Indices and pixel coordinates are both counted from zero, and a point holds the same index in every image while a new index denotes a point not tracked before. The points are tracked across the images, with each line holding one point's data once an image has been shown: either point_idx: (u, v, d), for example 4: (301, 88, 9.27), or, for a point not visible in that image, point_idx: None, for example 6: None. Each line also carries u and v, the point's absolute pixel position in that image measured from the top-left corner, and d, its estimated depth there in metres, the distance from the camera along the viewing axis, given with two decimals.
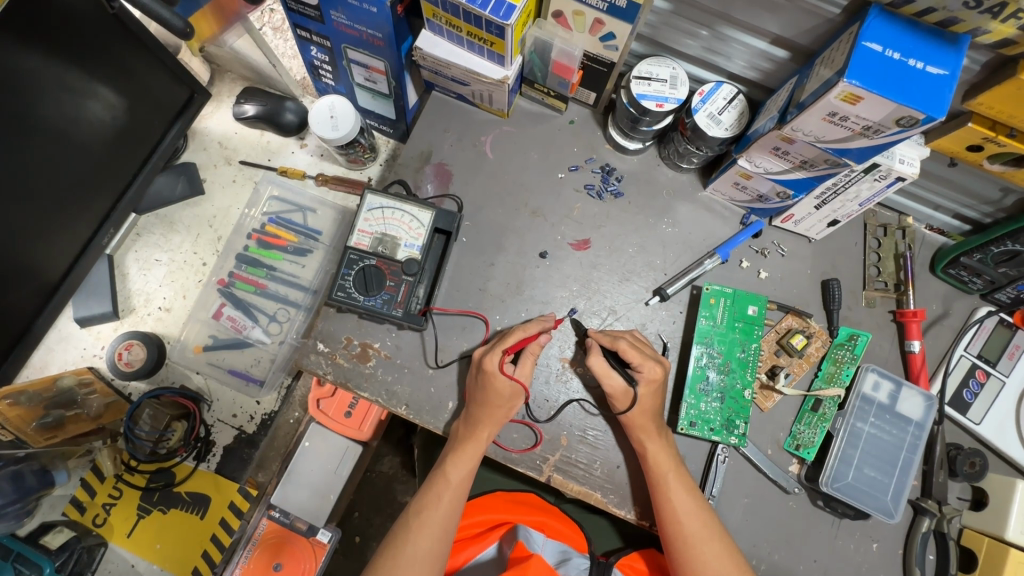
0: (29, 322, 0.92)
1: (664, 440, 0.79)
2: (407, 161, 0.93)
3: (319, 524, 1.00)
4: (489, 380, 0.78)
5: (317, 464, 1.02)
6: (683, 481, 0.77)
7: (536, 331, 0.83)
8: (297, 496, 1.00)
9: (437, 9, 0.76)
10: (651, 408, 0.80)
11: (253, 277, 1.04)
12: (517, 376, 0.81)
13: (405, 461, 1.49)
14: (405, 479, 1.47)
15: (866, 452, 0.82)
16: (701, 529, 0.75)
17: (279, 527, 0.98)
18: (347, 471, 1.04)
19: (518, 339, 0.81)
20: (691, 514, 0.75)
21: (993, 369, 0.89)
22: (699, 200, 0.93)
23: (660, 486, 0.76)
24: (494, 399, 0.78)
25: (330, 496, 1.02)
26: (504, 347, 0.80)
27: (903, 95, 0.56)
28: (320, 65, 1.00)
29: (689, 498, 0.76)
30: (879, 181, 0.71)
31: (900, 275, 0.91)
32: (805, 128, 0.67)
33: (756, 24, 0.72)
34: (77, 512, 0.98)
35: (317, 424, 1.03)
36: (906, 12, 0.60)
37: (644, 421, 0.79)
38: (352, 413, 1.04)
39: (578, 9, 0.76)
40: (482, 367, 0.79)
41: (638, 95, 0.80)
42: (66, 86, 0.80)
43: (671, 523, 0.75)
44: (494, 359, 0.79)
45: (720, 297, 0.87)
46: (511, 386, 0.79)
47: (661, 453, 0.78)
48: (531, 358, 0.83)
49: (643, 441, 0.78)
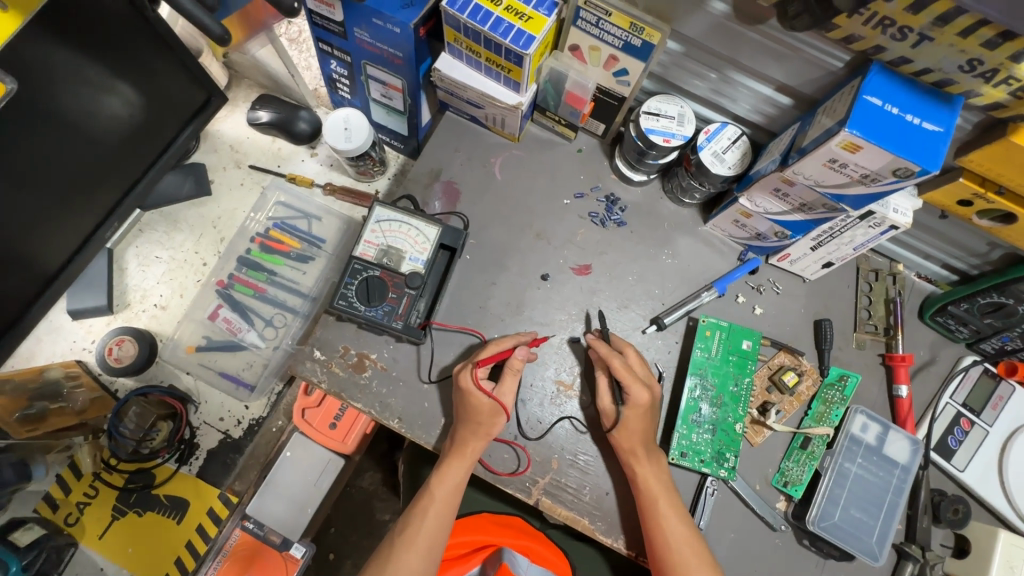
0: (22, 311, 0.90)
1: (656, 462, 0.79)
2: (417, 177, 0.95)
3: (293, 538, 1.02)
4: (467, 397, 0.77)
5: (297, 475, 1.05)
6: (675, 507, 0.77)
7: (511, 346, 0.82)
8: (274, 507, 1.03)
9: (459, 33, 0.80)
10: (641, 429, 0.80)
11: (252, 280, 1.05)
12: (496, 394, 0.79)
13: (385, 479, 1.62)
14: (385, 497, 1.60)
15: (852, 492, 0.83)
16: (692, 555, 0.75)
17: (253, 539, 0.99)
18: (326, 485, 1.08)
19: (491, 353, 0.80)
20: (684, 540, 0.76)
21: (977, 418, 0.90)
22: (700, 234, 0.96)
23: (651, 509, 0.76)
24: (474, 415, 0.77)
25: (307, 509, 1.05)
26: (476, 361, 0.79)
27: (899, 147, 0.60)
28: (338, 78, 1.02)
29: (681, 523, 0.76)
30: (874, 228, 0.74)
31: (889, 319, 0.93)
32: (806, 171, 0.70)
33: (761, 71, 0.74)
34: (49, 509, 0.93)
35: (299, 435, 1.07)
36: (905, 71, 0.63)
37: (632, 444, 0.79)
38: (336, 425, 1.08)
39: (594, 44, 0.77)
40: (458, 384, 0.78)
41: (646, 129, 0.83)
42: (87, 81, 0.80)
43: (663, 549, 0.75)
44: (468, 375, 0.78)
45: (716, 329, 0.89)
46: (490, 403, 0.77)
47: (651, 476, 0.78)
48: (513, 374, 0.81)
49: (631, 464, 0.79)
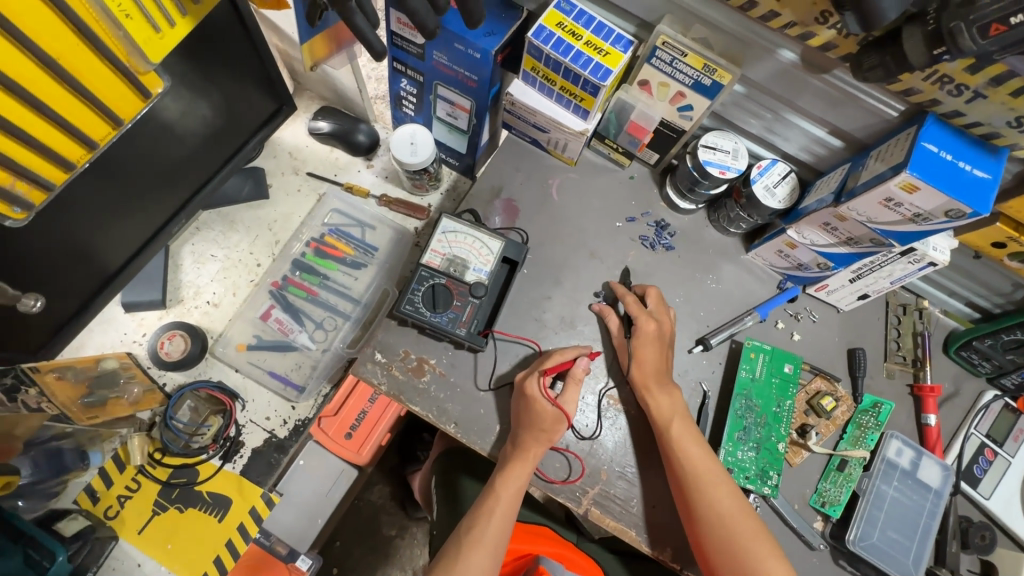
0: (78, 308, 0.89)
1: (670, 393, 0.86)
2: (479, 193, 1.00)
3: (300, 550, 1.02)
4: (531, 404, 0.82)
5: (309, 485, 1.03)
6: (692, 436, 0.83)
7: (573, 357, 0.87)
8: (284, 517, 1.02)
9: (538, 63, 0.85)
10: (653, 360, 0.88)
11: (306, 283, 1.10)
12: (561, 403, 0.84)
13: (394, 492, 1.60)
14: (393, 510, 1.59)
15: (889, 514, 0.88)
16: (713, 478, 0.80)
17: (260, 549, 1.00)
18: (339, 495, 1.05)
19: (556, 363, 0.86)
20: (705, 467, 0.81)
21: (999, 448, 0.96)
22: (742, 262, 1.01)
23: (671, 440, 0.83)
24: (539, 422, 0.81)
25: (316, 520, 1.02)
26: (543, 370, 0.85)
27: (955, 191, 0.66)
28: (405, 96, 1.07)
29: (699, 450, 0.82)
30: (913, 264, 0.80)
31: (917, 351, 0.98)
32: (860, 209, 0.76)
33: (816, 115, 0.81)
34: (89, 502, 0.94)
35: (314, 445, 1.05)
36: (955, 123, 0.70)
37: (646, 378, 0.87)
38: (352, 435, 1.06)
39: (664, 81, 0.84)
40: (525, 391, 0.83)
41: (704, 161, 0.89)
42: (187, 83, 0.80)
43: (687, 477, 0.80)
44: (535, 383, 0.83)
45: (759, 352, 0.93)
46: (553, 410, 0.81)
47: (665, 405, 0.85)
48: (575, 383, 0.86)
49: (646, 396, 0.86)
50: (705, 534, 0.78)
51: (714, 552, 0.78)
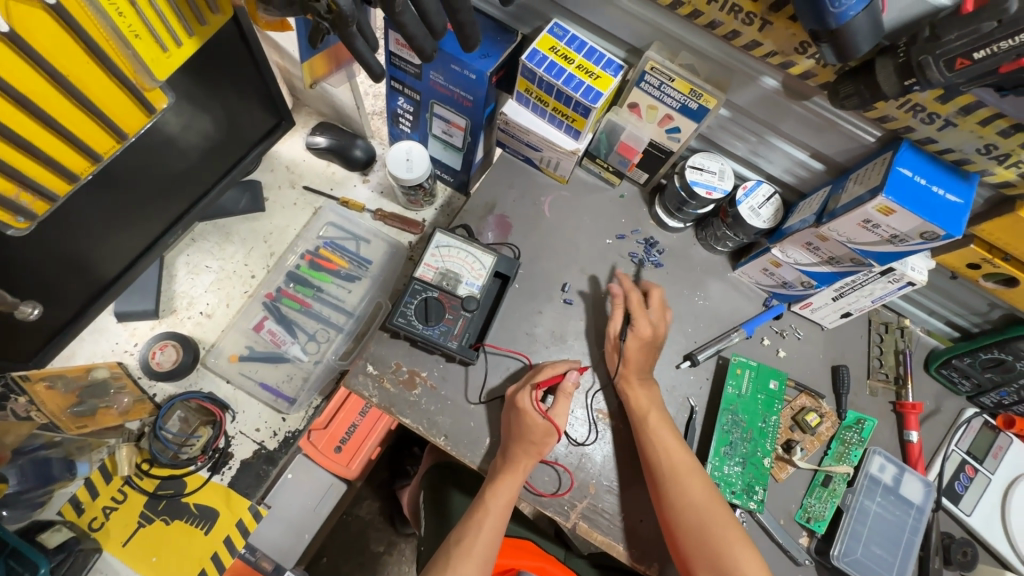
0: (71, 318, 0.89)
1: (649, 388, 0.89)
2: (473, 209, 1.02)
3: (286, 565, 1.01)
4: (522, 417, 0.83)
5: (296, 499, 1.03)
6: (668, 426, 0.86)
7: (564, 370, 0.89)
8: (270, 532, 1.01)
9: (531, 84, 0.88)
10: (638, 360, 0.90)
11: (300, 295, 1.11)
12: (551, 415, 0.85)
13: (382, 508, 1.59)
14: (381, 526, 1.57)
15: (872, 530, 0.89)
16: (686, 465, 0.83)
17: (244, 565, 0.98)
18: (327, 510, 1.05)
19: (547, 376, 0.87)
20: (677, 453, 0.84)
21: (980, 465, 0.98)
22: (729, 279, 1.03)
23: (647, 429, 0.85)
24: (528, 434, 0.82)
25: (303, 536, 1.02)
26: (536, 383, 0.86)
27: (929, 214, 0.69)
28: (402, 113, 1.10)
29: (671, 437, 0.85)
30: (892, 283, 0.83)
31: (899, 368, 1.01)
32: (839, 229, 0.79)
33: (798, 138, 0.85)
34: (74, 513, 0.93)
35: (304, 458, 1.04)
36: (929, 149, 0.73)
37: (631, 373, 0.90)
38: (342, 449, 1.07)
39: (653, 104, 0.87)
40: (516, 404, 0.84)
41: (691, 181, 0.92)
42: (190, 98, 0.82)
43: (661, 464, 0.83)
44: (526, 396, 0.84)
45: (745, 368, 0.95)
46: (544, 423, 0.82)
47: (643, 399, 0.88)
48: (566, 397, 0.87)
49: (626, 388, 0.89)
50: (677, 520, 0.80)
51: (683, 537, 0.80)
